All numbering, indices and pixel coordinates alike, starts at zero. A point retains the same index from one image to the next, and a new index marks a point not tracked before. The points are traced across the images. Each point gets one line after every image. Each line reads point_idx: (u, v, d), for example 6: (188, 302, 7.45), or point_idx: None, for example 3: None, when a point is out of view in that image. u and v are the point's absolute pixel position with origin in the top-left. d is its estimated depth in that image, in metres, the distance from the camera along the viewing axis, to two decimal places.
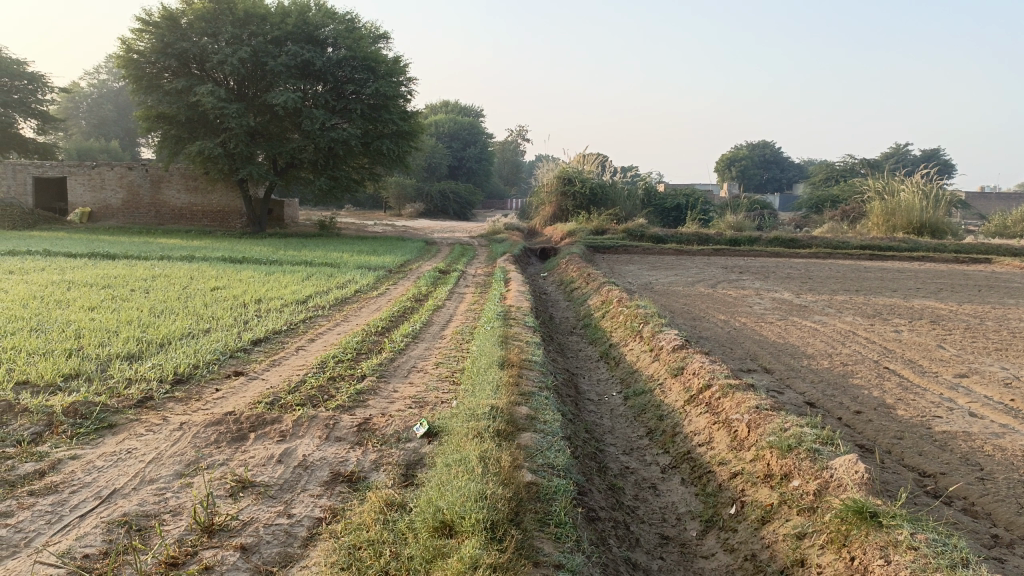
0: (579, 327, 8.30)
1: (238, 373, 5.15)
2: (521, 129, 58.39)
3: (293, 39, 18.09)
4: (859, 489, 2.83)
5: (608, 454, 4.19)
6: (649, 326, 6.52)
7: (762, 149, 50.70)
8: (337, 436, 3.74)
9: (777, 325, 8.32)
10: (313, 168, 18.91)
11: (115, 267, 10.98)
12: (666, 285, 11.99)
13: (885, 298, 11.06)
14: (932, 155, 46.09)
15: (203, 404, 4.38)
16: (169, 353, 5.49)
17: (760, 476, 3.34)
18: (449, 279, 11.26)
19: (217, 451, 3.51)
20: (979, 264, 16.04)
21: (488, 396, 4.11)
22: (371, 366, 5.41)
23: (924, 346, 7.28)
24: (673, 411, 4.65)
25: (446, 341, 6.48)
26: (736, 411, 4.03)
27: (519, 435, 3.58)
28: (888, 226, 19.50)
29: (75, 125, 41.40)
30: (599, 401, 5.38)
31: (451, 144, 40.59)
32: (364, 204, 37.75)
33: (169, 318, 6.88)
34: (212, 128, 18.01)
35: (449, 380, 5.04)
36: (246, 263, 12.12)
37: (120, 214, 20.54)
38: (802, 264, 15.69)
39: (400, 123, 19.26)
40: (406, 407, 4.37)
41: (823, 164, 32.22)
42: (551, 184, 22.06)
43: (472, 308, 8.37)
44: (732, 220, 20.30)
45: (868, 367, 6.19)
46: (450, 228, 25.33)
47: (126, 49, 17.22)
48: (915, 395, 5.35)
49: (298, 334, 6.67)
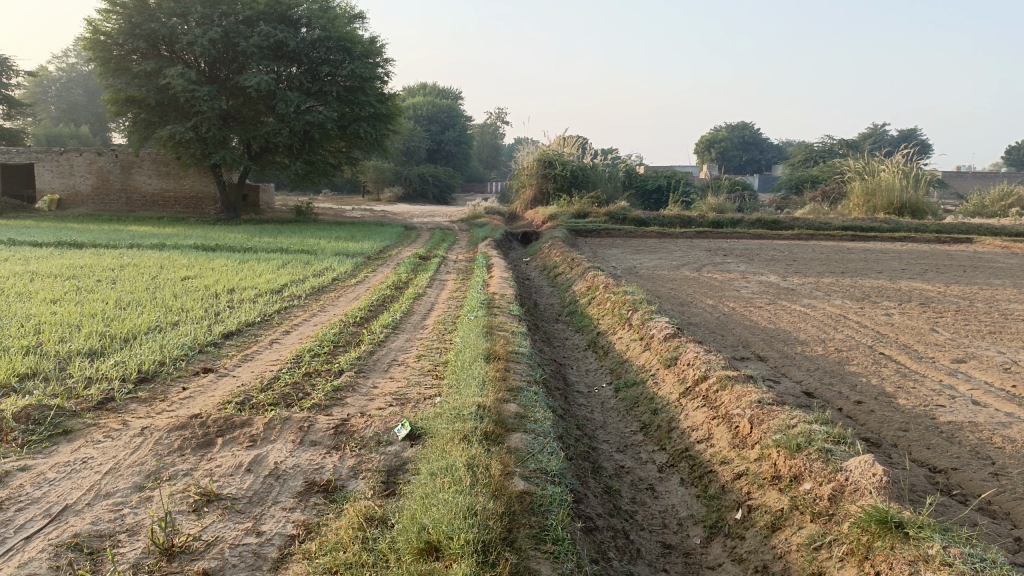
0: (565, 314, 8.06)
1: (207, 371, 4.85)
2: (500, 112, 57.86)
3: (266, 19, 17.59)
4: (879, 495, 2.61)
5: (601, 453, 3.96)
6: (638, 313, 6.28)
7: (740, 130, 50.44)
8: (312, 439, 3.47)
9: (767, 309, 8.13)
10: (288, 153, 18.46)
11: (83, 256, 10.57)
12: (650, 269, 11.76)
13: (871, 280, 10.91)
14: (909, 134, 46.13)
15: (167, 406, 4.10)
16: (134, 348, 5.18)
17: (766, 478, 3.12)
18: (430, 266, 10.96)
19: (180, 461, 3.23)
20: (961, 243, 15.97)
21: (474, 393, 3.85)
22: (349, 360, 5.13)
23: (917, 330, 7.11)
24: (668, 404, 4.42)
25: (427, 331, 6.22)
26: (736, 406, 3.81)
27: (508, 437, 3.34)
28: (868, 206, 19.42)
29: (44, 110, 40.37)
30: (589, 394, 5.16)
31: (429, 127, 40.09)
32: (342, 189, 37.23)
33: (136, 310, 6.55)
34: (184, 112, 17.51)
35: (431, 375, 4.77)
36: (219, 251, 11.73)
37: (90, 201, 20.00)
38: (785, 246, 15.55)
39: (377, 106, 18.85)
40: (387, 405, 4.10)
41: (802, 144, 32.08)
42: (531, 168, 21.76)
43: (454, 296, 8.08)
44: (713, 202, 20.13)
45: (863, 353, 6.00)
46: (429, 213, 24.99)
47: (92, 30, 16.65)
48: (915, 383, 5.15)
49: (272, 326, 6.37)
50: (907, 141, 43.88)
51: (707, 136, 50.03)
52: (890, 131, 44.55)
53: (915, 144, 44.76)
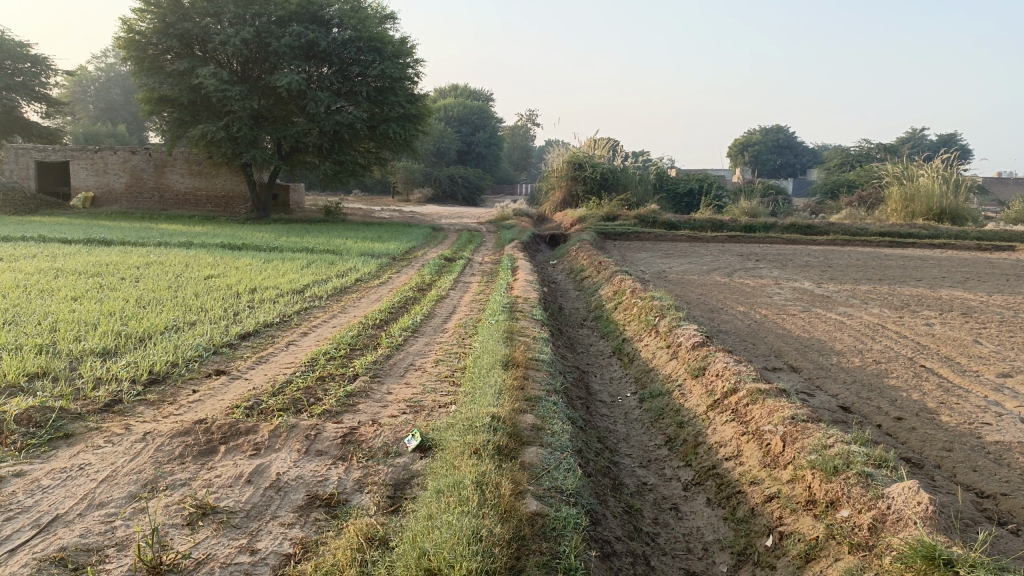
0: (590, 319, 7.86)
1: (220, 373, 4.73)
2: (531, 114, 57.76)
3: (297, 19, 17.60)
4: (925, 526, 2.39)
5: (622, 468, 3.76)
6: (666, 319, 6.05)
7: (775, 134, 49.73)
8: (318, 449, 3.31)
9: (801, 317, 7.84)
10: (318, 153, 18.46)
11: (109, 253, 10.61)
12: (680, 273, 11.49)
13: (910, 288, 10.53)
14: (949, 139, 44.98)
15: (175, 410, 3.99)
16: (147, 348, 5.09)
17: (800, 502, 2.91)
18: (455, 267, 10.81)
19: (180, 469, 3.09)
20: (1003, 251, 15.46)
21: (489, 403, 3.66)
22: (365, 364, 4.98)
23: (959, 342, 6.77)
24: (694, 417, 4.20)
25: (447, 335, 6.05)
26: (768, 422, 3.58)
27: (522, 450, 3.16)
28: (906, 212, 18.90)
29: (83, 109, 41.01)
30: (612, 403, 4.96)
31: (460, 128, 40.06)
32: (372, 190, 37.36)
33: (155, 309, 6.48)
34: (215, 111, 17.60)
35: (448, 382, 4.60)
36: (245, 250, 11.71)
37: (123, 198, 20.20)
38: (820, 251, 15.17)
39: (407, 106, 18.78)
40: (400, 414, 3.94)
41: (838, 149, 31.43)
42: (560, 169, 21.55)
43: (476, 299, 7.92)
44: (746, 206, 19.76)
45: (902, 365, 5.72)
46: (457, 214, 24.91)
47: (127, 29, 16.79)
48: (959, 399, 4.87)
49: (290, 327, 6.25)
50: (948, 147, 42.82)
51: (741, 139, 49.42)
52: (929, 136, 43.60)
53: (955, 148, 43.70)
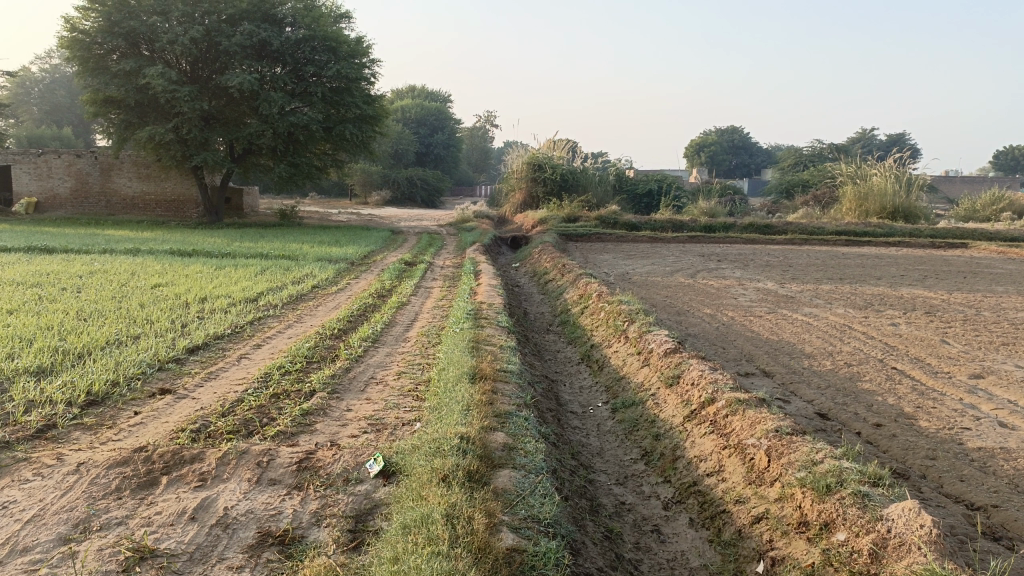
0: (556, 324, 7.67)
1: (165, 392, 4.40)
2: (490, 115, 57.53)
3: (249, 18, 17.11)
4: (931, 552, 2.22)
5: (598, 486, 3.56)
6: (635, 325, 5.87)
7: (730, 134, 50.28)
8: (271, 478, 3.04)
9: (768, 319, 7.74)
10: (272, 155, 17.98)
11: (51, 262, 10.11)
12: (643, 275, 11.38)
13: (872, 287, 10.54)
14: (898, 139, 45.88)
15: (114, 435, 3.67)
16: (86, 366, 4.73)
17: (792, 525, 2.73)
18: (415, 272, 10.53)
19: (116, 506, 2.80)
20: (956, 249, 15.67)
21: (456, 422, 3.42)
22: (322, 379, 4.68)
23: (928, 342, 6.71)
24: (671, 429, 4.02)
25: (409, 345, 5.79)
26: (751, 435, 3.40)
27: (494, 475, 2.93)
28: (861, 210, 19.10)
29: (26, 111, 39.67)
30: (584, 414, 4.76)
31: (418, 130, 39.67)
32: (330, 192, 36.81)
33: (97, 322, 6.10)
34: (164, 113, 17.03)
35: (412, 397, 4.34)
36: (196, 256, 11.27)
37: (68, 204, 19.47)
38: (780, 251, 15.20)
39: (364, 107, 18.41)
40: (361, 433, 3.69)
41: (792, 148, 31.83)
42: (520, 171, 21.36)
43: (439, 305, 7.68)
44: (705, 206, 19.79)
45: (874, 368, 5.62)
46: (417, 217, 24.57)
47: (69, 28, 16.14)
48: (935, 403, 4.76)
49: (243, 339, 5.93)
50: (898, 146, 43.75)
51: (698, 140, 49.90)
52: (879, 136, 44.50)
53: (903, 148, 44.65)
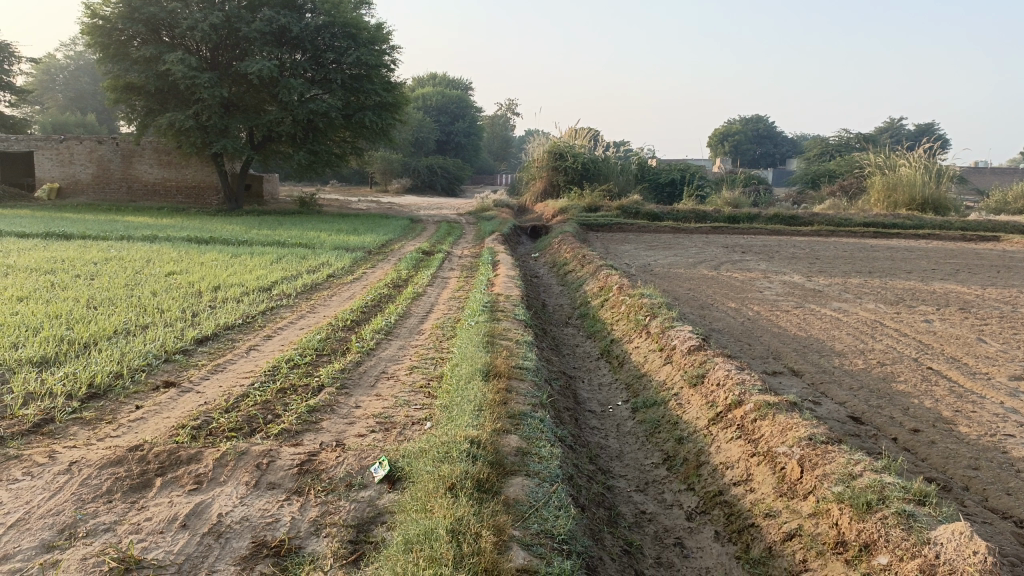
0: (575, 317, 7.45)
1: (169, 386, 4.25)
2: (512, 103, 57.17)
3: (269, 4, 16.95)
4: None
5: (617, 494, 3.37)
6: (657, 319, 5.66)
7: (754, 123, 49.49)
8: (270, 481, 2.86)
9: (795, 314, 7.48)
10: (292, 142, 17.86)
11: (68, 248, 10.03)
12: (666, 266, 11.12)
13: (902, 281, 10.22)
14: (927, 129, 44.96)
15: (112, 431, 3.52)
16: (91, 357, 4.60)
17: (828, 544, 2.53)
18: (432, 261, 10.34)
19: (105, 511, 2.64)
20: (988, 242, 15.25)
21: (467, 424, 3.22)
22: (331, 374, 4.50)
23: (963, 341, 6.41)
24: (696, 432, 3.80)
25: (423, 338, 5.61)
26: (781, 442, 3.19)
27: (506, 483, 2.74)
28: (889, 202, 18.64)
29: (51, 98, 39.91)
30: (603, 414, 4.56)
31: (439, 118, 39.45)
32: (350, 180, 36.74)
33: (106, 311, 5.97)
34: (184, 99, 16.97)
35: (423, 394, 4.16)
36: (212, 244, 11.17)
37: (90, 189, 19.50)
38: (806, 243, 14.85)
39: (384, 94, 18.22)
40: (368, 433, 3.52)
41: (818, 138, 31.31)
42: (541, 159, 21.11)
43: (455, 297, 7.49)
44: (729, 196, 19.44)
45: (909, 368, 5.36)
46: (437, 205, 24.43)
47: (91, 14, 16.06)
48: (975, 406, 4.50)
49: (253, 330, 5.77)
50: (927, 136, 42.91)
51: (721, 129, 49.19)
52: (907, 125, 43.70)
53: (931, 138, 43.80)
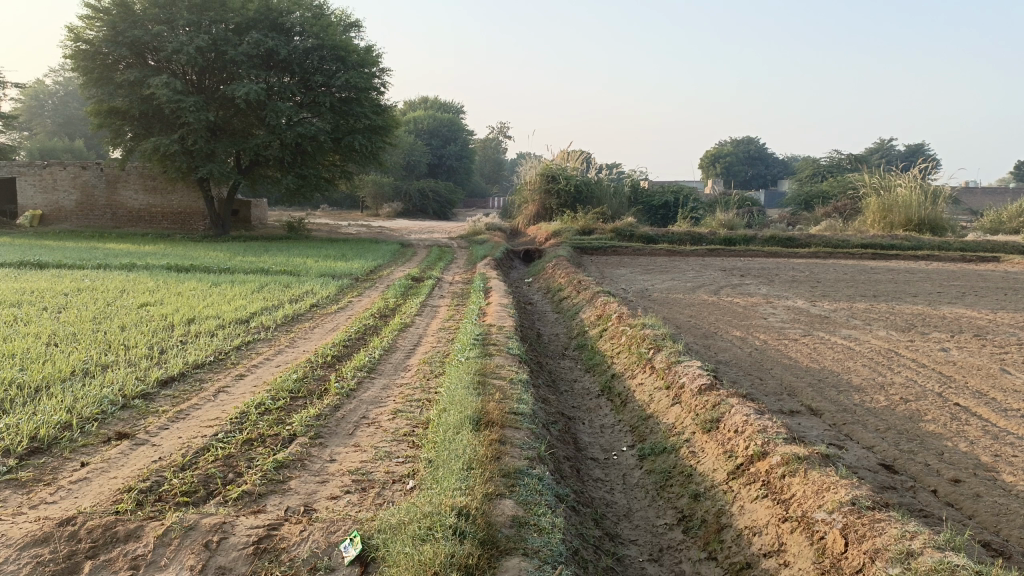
0: (572, 348, 7.03)
1: (122, 438, 3.80)
2: (504, 127, 57.13)
3: (257, 27, 16.61)
4: None
5: (628, 567, 2.94)
6: (662, 353, 5.22)
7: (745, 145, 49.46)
8: (220, 566, 2.43)
9: (804, 343, 7.08)
10: (279, 166, 17.46)
11: (39, 278, 9.56)
12: (663, 291, 10.72)
13: (909, 305, 9.82)
14: (918, 149, 44.97)
15: (49, 496, 3.07)
16: (38, 403, 4.13)
17: None
18: (422, 289, 9.91)
19: None
20: (988, 263, 14.93)
21: (454, 487, 2.79)
22: (304, 422, 4.04)
23: (986, 371, 6.00)
24: (713, 488, 3.37)
25: (408, 376, 5.17)
26: (818, 505, 2.76)
27: (498, 569, 2.32)
28: (885, 222, 18.30)
29: (40, 124, 39.58)
30: (607, 462, 4.13)
31: (430, 141, 39.23)
32: (341, 204, 36.41)
33: (66, 348, 5.51)
34: (169, 124, 16.59)
35: (407, 444, 3.73)
36: (192, 272, 10.72)
37: (73, 216, 19.05)
38: (805, 265, 14.50)
39: (373, 117, 17.85)
40: (342, 494, 3.08)
41: (810, 158, 31.11)
42: (533, 182, 20.80)
43: (445, 328, 7.07)
44: (723, 218, 19.13)
45: (935, 404, 4.94)
46: (428, 228, 24.12)
47: (74, 38, 15.70)
48: (1017, 450, 4.06)
49: (225, 369, 5.32)
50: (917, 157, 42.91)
51: (713, 150, 49.09)
52: (898, 146, 43.70)
53: (921, 158, 43.82)
